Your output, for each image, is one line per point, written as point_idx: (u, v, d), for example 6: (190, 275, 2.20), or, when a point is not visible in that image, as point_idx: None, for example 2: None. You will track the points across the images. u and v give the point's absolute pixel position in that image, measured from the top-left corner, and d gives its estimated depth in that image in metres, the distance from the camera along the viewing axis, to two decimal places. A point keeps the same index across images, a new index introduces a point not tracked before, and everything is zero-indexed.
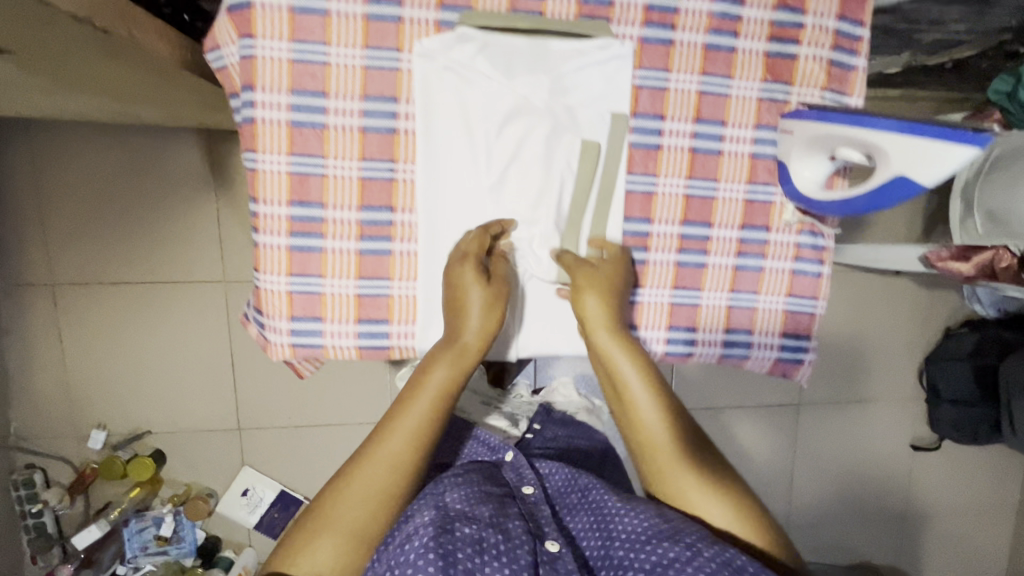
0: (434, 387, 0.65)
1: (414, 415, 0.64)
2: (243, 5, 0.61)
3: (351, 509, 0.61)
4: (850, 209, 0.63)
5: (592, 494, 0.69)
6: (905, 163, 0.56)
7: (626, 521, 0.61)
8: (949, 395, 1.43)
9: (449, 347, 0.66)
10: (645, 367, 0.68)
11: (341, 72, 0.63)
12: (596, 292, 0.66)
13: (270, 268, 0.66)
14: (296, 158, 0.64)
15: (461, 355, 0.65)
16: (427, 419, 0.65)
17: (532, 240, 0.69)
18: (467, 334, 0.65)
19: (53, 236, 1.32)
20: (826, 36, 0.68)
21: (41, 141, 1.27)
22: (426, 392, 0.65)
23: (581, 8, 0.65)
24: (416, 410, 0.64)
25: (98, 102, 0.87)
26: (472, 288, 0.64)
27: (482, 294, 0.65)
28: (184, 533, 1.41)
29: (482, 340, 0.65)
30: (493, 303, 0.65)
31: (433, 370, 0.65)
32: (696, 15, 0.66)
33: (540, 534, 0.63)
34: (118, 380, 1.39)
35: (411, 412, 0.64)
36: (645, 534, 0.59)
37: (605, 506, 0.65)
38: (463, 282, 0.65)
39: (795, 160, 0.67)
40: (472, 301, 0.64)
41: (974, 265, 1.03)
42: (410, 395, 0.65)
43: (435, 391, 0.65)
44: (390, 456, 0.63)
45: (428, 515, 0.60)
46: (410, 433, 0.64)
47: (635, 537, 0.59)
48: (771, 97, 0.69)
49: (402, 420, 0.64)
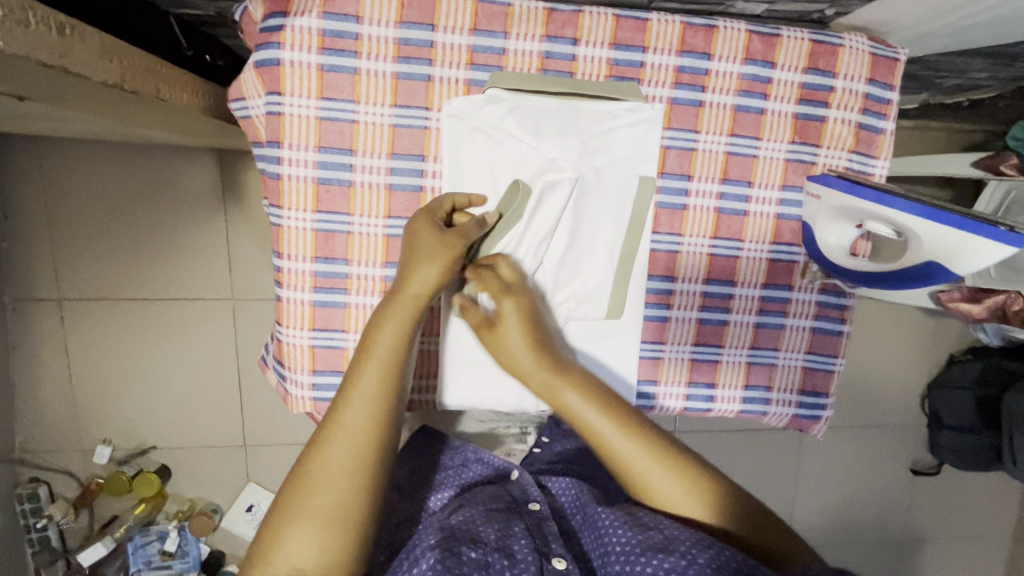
0: (384, 348, 0.53)
1: (366, 383, 0.51)
2: (271, 61, 0.60)
3: (325, 497, 0.46)
4: (876, 280, 0.65)
5: (591, 509, 0.62)
6: (936, 251, 0.57)
7: (618, 533, 0.55)
8: (951, 421, 1.42)
9: (398, 301, 0.55)
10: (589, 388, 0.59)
11: (369, 130, 0.63)
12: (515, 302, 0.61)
13: (293, 322, 0.66)
14: (322, 216, 0.64)
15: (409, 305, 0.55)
16: (384, 385, 0.51)
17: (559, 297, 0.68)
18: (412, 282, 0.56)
19: (62, 252, 1.31)
20: (856, 99, 0.68)
21: (53, 157, 1.26)
22: (377, 354, 0.52)
23: (612, 69, 0.64)
24: (366, 378, 0.51)
25: (114, 131, 0.86)
26: (427, 239, 0.58)
27: (435, 241, 0.57)
28: (189, 548, 1.40)
29: (430, 293, 0.56)
30: (444, 253, 0.57)
31: (382, 328, 0.54)
32: (727, 76, 0.66)
33: (545, 552, 0.58)
34: (125, 395, 1.39)
35: (365, 377, 0.51)
36: (637, 546, 0.52)
37: (599, 517, 0.59)
38: (416, 232, 0.58)
39: (821, 224, 0.66)
40: (430, 248, 0.57)
41: (985, 308, 1.07)
42: (357, 364, 0.52)
43: (385, 354, 0.53)
44: (353, 432, 0.49)
45: (433, 538, 0.58)
46: (370, 401, 0.50)
47: (628, 550, 0.52)
48: (798, 158, 0.69)
49: (353, 392, 0.50)
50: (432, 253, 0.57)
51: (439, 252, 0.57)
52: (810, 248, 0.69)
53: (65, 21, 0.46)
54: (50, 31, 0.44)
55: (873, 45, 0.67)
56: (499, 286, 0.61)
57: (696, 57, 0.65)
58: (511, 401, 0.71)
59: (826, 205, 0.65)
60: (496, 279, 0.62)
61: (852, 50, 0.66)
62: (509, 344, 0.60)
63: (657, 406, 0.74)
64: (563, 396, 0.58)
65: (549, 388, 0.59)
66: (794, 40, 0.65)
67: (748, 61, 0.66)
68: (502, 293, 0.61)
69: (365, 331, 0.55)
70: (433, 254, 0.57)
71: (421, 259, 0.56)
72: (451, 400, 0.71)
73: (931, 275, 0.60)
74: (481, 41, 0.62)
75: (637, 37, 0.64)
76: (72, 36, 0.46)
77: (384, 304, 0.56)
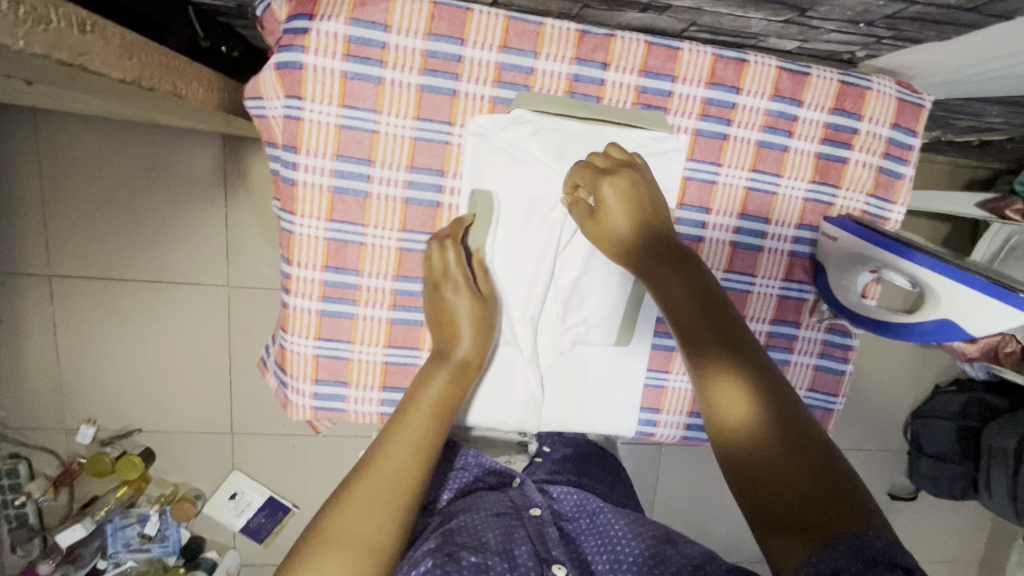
0: (428, 401, 0.57)
1: (412, 427, 0.54)
2: (294, 64, 0.58)
3: (361, 525, 0.47)
4: (885, 330, 0.65)
5: (600, 518, 0.68)
6: (953, 309, 0.57)
7: (631, 545, 0.63)
8: (930, 450, 1.44)
9: (442, 362, 0.60)
10: (688, 260, 0.55)
11: (389, 142, 0.61)
12: (614, 182, 0.57)
13: (298, 331, 0.65)
14: (336, 225, 0.63)
15: (463, 371, 0.60)
16: (428, 436, 0.55)
17: (586, 324, 0.68)
18: (459, 344, 0.61)
19: (54, 227, 1.27)
20: (879, 143, 0.68)
21: (51, 129, 1.23)
22: (422, 407, 0.56)
23: (639, 96, 0.63)
24: (412, 422, 0.55)
25: (117, 110, 0.83)
26: (462, 302, 0.61)
27: (470, 308, 0.61)
28: (168, 533, 1.40)
29: (478, 356, 0.62)
30: (483, 323, 0.62)
31: (428, 384, 0.58)
32: (753, 111, 0.65)
33: (547, 558, 0.61)
34: (113, 376, 1.36)
35: (409, 423, 0.54)
36: (651, 559, 0.60)
37: (611, 527, 0.66)
38: (452, 307, 0.61)
39: (836, 267, 0.67)
40: (462, 317, 0.61)
41: (977, 347, 1.11)
42: (402, 411, 0.56)
43: (428, 407, 0.56)
44: (392, 472, 0.51)
45: (433, 543, 0.57)
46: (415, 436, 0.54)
47: (640, 562, 0.60)
48: (817, 199, 0.69)
49: (397, 436, 0.54)
50: (459, 327, 0.61)
51: (478, 325, 0.62)
52: (822, 288, 0.70)
53: (86, 17, 0.44)
54: (72, 29, 0.42)
55: (900, 90, 0.67)
56: (592, 171, 0.58)
57: (725, 90, 0.64)
58: (514, 420, 0.70)
59: (841, 248, 0.65)
60: (589, 167, 0.59)
61: (878, 94, 0.66)
62: (614, 224, 0.58)
63: (658, 433, 0.74)
64: (667, 280, 0.54)
65: (655, 269, 0.55)
66: (822, 80, 0.65)
67: (775, 98, 0.65)
68: (597, 177, 0.57)
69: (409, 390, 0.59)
70: (471, 322, 0.61)
71: (461, 327, 0.61)
72: (475, 417, 0.70)
73: (941, 333, 0.59)
74: (510, 59, 0.61)
75: (667, 66, 0.63)
76: (93, 33, 0.44)
77: (426, 366, 0.61)
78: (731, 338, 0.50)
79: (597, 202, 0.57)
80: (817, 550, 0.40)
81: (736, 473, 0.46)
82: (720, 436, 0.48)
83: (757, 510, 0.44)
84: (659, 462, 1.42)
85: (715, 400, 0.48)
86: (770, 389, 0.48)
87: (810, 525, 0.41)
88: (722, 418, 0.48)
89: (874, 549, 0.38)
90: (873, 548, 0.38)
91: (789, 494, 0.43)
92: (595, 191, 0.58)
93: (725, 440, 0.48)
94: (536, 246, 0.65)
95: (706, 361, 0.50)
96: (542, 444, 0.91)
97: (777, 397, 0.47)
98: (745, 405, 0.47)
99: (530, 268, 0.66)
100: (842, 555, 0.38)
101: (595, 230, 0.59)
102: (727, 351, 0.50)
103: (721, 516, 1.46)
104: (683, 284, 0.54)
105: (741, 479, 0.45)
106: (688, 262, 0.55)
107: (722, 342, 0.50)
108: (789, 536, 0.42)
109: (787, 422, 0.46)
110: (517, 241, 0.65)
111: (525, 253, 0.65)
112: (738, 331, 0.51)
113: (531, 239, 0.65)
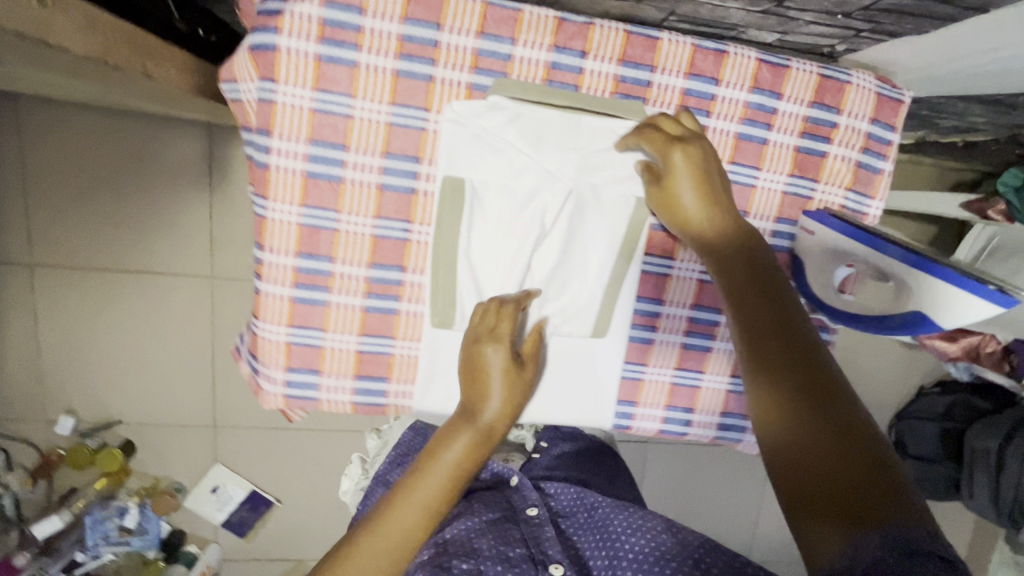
0: (448, 462, 0.59)
1: (424, 487, 0.57)
2: (267, 46, 0.58)
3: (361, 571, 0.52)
4: (859, 324, 0.64)
5: (599, 513, 0.71)
6: (925, 302, 0.57)
7: (631, 541, 0.65)
8: (914, 451, 1.41)
9: (469, 422, 0.61)
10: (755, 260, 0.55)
11: (363, 127, 0.61)
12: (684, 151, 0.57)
13: (271, 317, 0.64)
14: (309, 211, 0.62)
15: (485, 436, 0.61)
16: (440, 495, 0.57)
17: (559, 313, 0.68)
18: (486, 403, 0.61)
19: (35, 215, 1.26)
20: (858, 137, 0.68)
21: (33, 115, 1.21)
22: (439, 467, 0.58)
23: (618, 85, 0.63)
24: (428, 481, 0.57)
25: (95, 94, 0.82)
26: (491, 356, 0.62)
27: (500, 362, 0.62)
28: (149, 526, 1.36)
29: (502, 419, 0.62)
30: (512, 383, 0.62)
31: (449, 445, 0.59)
32: (732, 103, 0.65)
33: (543, 559, 0.64)
34: (94, 366, 1.35)
35: (425, 484, 0.57)
36: (651, 556, 0.63)
37: (611, 523, 0.68)
38: (485, 366, 0.62)
39: (814, 260, 0.67)
40: (492, 374, 0.61)
41: (960, 348, 1.14)
42: (420, 469, 0.59)
43: (448, 468, 0.59)
44: (399, 528, 0.55)
45: (428, 554, 0.62)
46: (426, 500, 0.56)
47: (641, 558, 0.63)
48: (796, 192, 0.69)
49: (411, 491, 0.57)
50: (491, 387, 0.62)
51: (506, 386, 0.62)
52: (801, 283, 0.70)
53: None
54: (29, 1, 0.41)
55: (880, 85, 0.67)
56: (664, 137, 0.57)
57: (704, 81, 0.64)
58: None
59: (820, 242, 0.66)
60: (660, 133, 0.58)
61: (858, 88, 0.66)
62: (678, 198, 0.58)
63: (634, 427, 0.74)
64: (720, 257, 0.56)
65: (709, 245, 0.57)
66: (802, 72, 0.65)
67: (754, 90, 0.65)
68: (669, 144, 0.57)
69: (433, 441, 0.61)
70: (500, 385, 0.62)
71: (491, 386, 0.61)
72: None
73: (919, 326, 0.59)
74: (487, 46, 0.60)
75: (646, 55, 0.62)
76: (52, 8, 0.43)
77: (451, 422, 0.62)
78: (785, 316, 0.51)
79: (666, 170, 0.58)
80: (853, 540, 0.39)
81: (772, 450, 0.46)
82: (761, 411, 0.48)
83: (793, 488, 0.44)
84: (645, 459, 1.41)
85: (767, 377, 0.48)
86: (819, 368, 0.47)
87: (850, 513, 0.41)
88: (768, 390, 0.48)
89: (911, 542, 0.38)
90: (912, 538, 0.38)
91: (826, 474, 0.42)
92: (664, 159, 0.57)
93: (767, 414, 0.48)
94: (513, 237, 0.64)
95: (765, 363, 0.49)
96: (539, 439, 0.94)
97: (839, 409, 0.45)
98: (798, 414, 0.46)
99: (507, 259, 0.65)
100: (879, 545, 0.38)
101: (661, 197, 0.59)
102: (787, 356, 0.48)
103: (707, 514, 1.46)
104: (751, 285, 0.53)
105: (783, 455, 0.45)
106: (743, 240, 0.56)
107: (784, 347, 0.49)
108: (822, 520, 0.42)
109: (843, 432, 0.44)
110: (494, 229, 0.64)
111: (502, 243, 0.65)
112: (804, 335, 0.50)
113: (509, 229, 0.64)
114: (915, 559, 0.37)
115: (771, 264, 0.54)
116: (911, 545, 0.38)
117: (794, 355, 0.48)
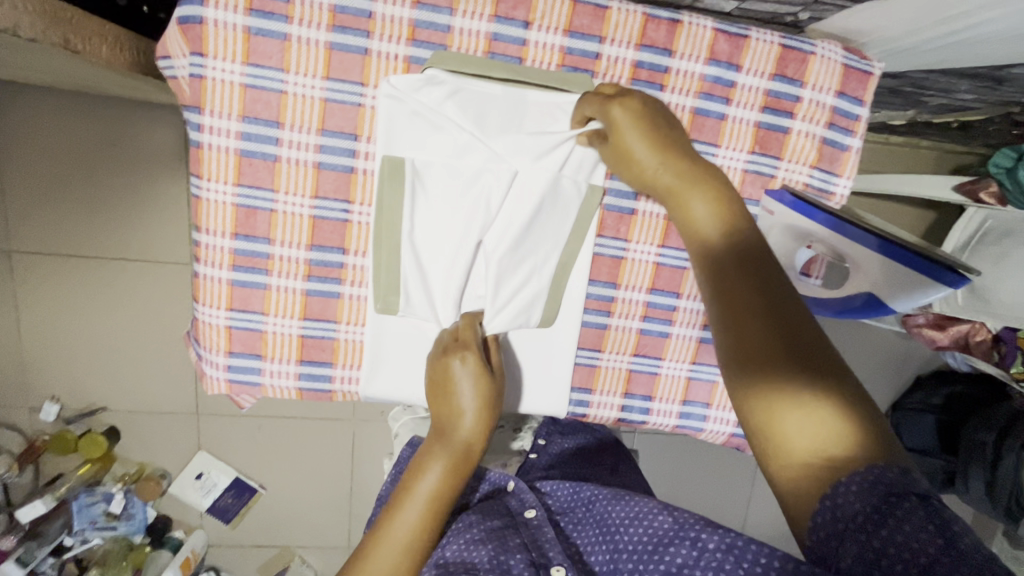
0: (423, 494, 0.56)
1: (403, 526, 0.55)
2: (193, 18, 0.55)
3: None
4: (822, 308, 0.66)
5: (596, 507, 0.66)
6: (878, 286, 0.60)
7: (632, 531, 0.58)
8: (909, 443, 1.37)
9: (444, 443, 0.58)
10: (729, 217, 0.50)
11: (298, 103, 0.58)
12: (625, 105, 0.54)
13: (209, 301, 0.63)
14: (244, 190, 0.60)
15: (464, 454, 0.58)
16: (418, 532, 0.56)
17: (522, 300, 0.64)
18: (462, 419, 0.58)
19: (13, 201, 1.25)
20: (822, 112, 0.64)
21: (5, 100, 1.19)
22: (416, 500, 0.56)
23: (565, 58, 0.60)
24: (406, 516, 0.56)
25: (49, 75, 0.80)
26: (462, 373, 0.59)
27: (471, 377, 0.59)
28: (134, 511, 1.37)
29: (480, 433, 0.59)
30: (488, 397, 0.59)
31: (424, 475, 0.57)
32: (687, 76, 0.62)
33: (544, 562, 0.59)
34: (77, 354, 1.35)
35: (399, 523, 0.56)
36: (652, 543, 0.54)
37: (609, 516, 0.62)
38: (454, 376, 0.59)
39: (775, 241, 0.64)
40: (463, 386, 0.58)
41: (948, 335, 1.11)
42: (397, 504, 0.57)
43: (425, 500, 0.56)
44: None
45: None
46: (402, 545, 0.55)
47: (641, 548, 0.55)
48: (757, 170, 0.65)
49: (388, 534, 0.55)
50: (465, 404, 0.58)
51: (481, 397, 0.59)
52: None
53: None
54: None
55: (847, 56, 0.63)
56: (600, 97, 0.55)
57: (656, 53, 0.61)
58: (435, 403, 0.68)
59: (779, 222, 0.63)
60: (597, 94, 0.56)
61: (822, 59, 0.62)
62: (637, 158, 0.54)
63: (591, 414, 0.72)
64: (688, 202, 0.51)
65: (676, 189, 0.52)
66: (762, 43, 0.61)
67: (711, 61, 0.62)
68: (606, 103, 0.54)
69: (412, 465, 0.59)
70: (476, 396, 0.58)
71: (462, 399, 0.58)
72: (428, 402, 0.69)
73: (874, 307, 0.62)
74: (424, 16, 0.57)
75: (594, 25, 0.60)
76: None
77: (427, 444, 0.59)
78: (747, 260, 0.47)
79: (609, 128, 0.55)
80: (827, 493, 0.38)
81: (755, 414, 0.43)
82: (733, 372, 0.45)
83: (774, 451, 0.41)
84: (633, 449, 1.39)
85: (745, 350, 0.44)
86: (788, 318, 0.44)
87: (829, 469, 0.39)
88: (736, 346, 0.45)
89: (887, 479, 0.37)
90: (890, 481, 0.37)
91: (811, 436, 0.40)
92: (604, 116, 0.55)
93: (737, 371, 0.44)
94: (459, 221, 0.62)
95: (743, 336, 0.44)
96: (535, 436, 0.93)
97: (822, 374, 0.42)
98: (789, 390, 0.41)
99: (455, 240, 0.62)
100: (856, 497, 0.37)
101: (615, 153, 0.56)
102: (766, 324, 0.44)
103: (696, 504, 1.44)
104: (725, 251, 0.48)
105: (757, 420, 0.42)
106: (711, 179, 0.52)
107: (763, 314, 0.44)
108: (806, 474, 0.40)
109: (828, 393, 0.41)
110: (439, 211, 0.62)
111: (450, 223, 0.62)
112: (776, 293, 0.45)
113: (452, 212, 0.61)
114: (893, 502, 0.36)
115: (750, 227, 0.49)
116: (891, 488, 0.37)
117: (774, 321, 0.44)
